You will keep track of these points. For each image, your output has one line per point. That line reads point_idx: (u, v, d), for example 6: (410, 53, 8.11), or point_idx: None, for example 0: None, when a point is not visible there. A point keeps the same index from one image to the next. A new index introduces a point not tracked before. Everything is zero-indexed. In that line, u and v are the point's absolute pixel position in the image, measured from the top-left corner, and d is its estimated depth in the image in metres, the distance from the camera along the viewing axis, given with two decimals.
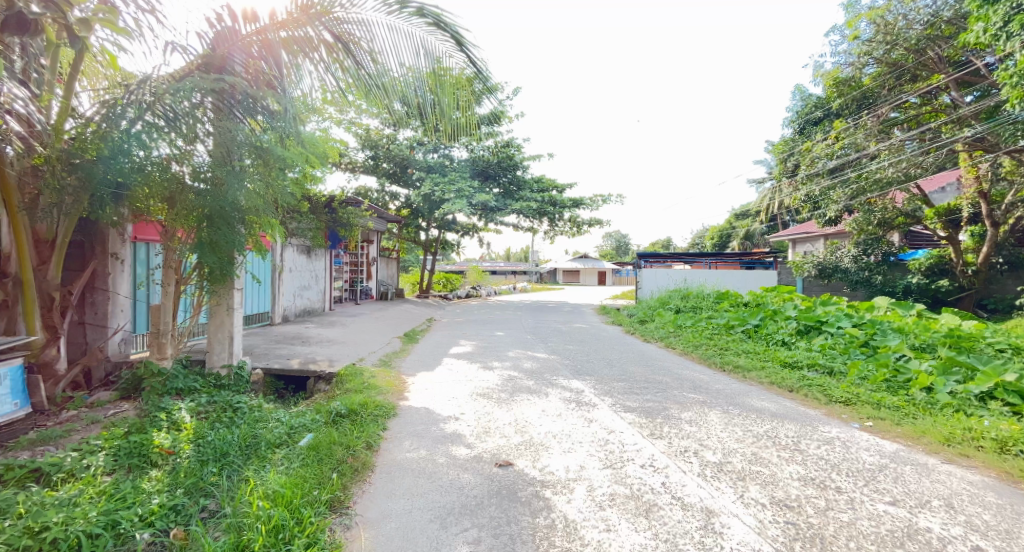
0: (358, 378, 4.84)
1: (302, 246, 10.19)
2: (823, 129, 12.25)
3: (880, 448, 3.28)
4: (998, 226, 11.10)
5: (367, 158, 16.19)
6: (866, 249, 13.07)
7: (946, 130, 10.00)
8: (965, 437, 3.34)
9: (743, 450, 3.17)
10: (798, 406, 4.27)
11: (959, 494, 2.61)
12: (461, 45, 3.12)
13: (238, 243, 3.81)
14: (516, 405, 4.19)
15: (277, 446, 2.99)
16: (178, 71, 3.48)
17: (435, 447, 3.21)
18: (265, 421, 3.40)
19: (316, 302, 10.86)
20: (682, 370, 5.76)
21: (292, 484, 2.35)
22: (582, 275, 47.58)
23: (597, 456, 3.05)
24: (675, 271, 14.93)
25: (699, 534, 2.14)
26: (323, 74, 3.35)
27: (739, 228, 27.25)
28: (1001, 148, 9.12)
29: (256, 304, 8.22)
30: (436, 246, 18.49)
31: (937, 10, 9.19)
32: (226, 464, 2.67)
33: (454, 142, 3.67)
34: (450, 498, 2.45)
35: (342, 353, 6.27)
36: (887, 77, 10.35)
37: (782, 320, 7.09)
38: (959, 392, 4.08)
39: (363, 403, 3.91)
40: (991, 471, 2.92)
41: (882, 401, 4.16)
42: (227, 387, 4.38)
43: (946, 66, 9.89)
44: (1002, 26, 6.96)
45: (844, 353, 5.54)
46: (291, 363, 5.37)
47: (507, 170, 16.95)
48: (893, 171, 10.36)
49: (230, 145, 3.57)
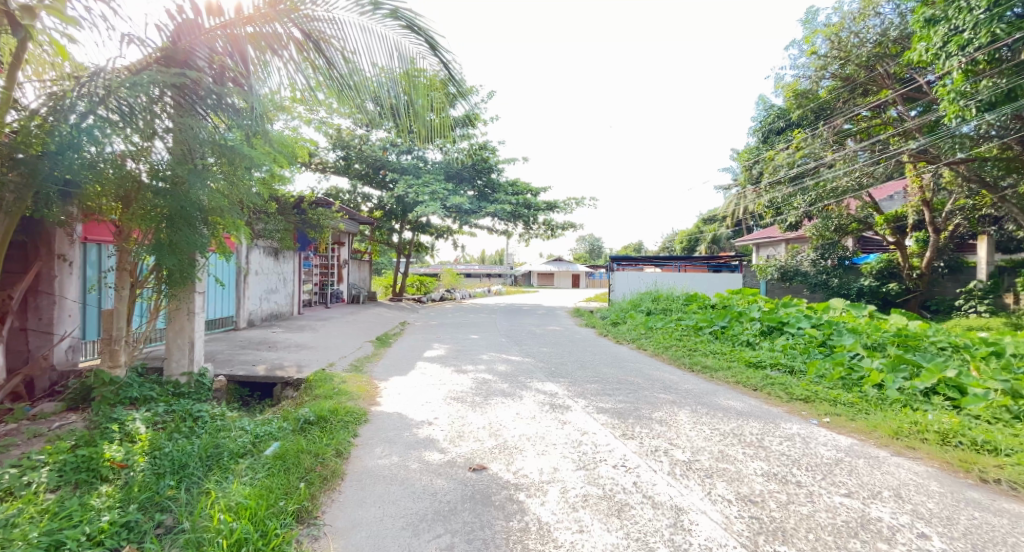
0: (328, 384, 4.72)
1: (269, 248, 9.87)
2: (785, 139, 13.06)
3: (837, 443, 3.44)
4: (939, 232, 12.02)
5: (338, 159, 15.89)
6: (824, 253, 13.75)
7: (894, 142, 10.65)
8: (911, 431, 3.54)
9: (710, 448, 3.27)
10: (762, 404, 4.44)
11: (905, 483, 2.77)
12: (435, 50, 3.12)
13: (201, 245, 3.64)
14: (489, 408, 4.19)
15: (241, 456, 2.88)
16: (135, 64, 3.28)
17: (407, 452, 3.16)
18: (228, 430, 3.26)
19: (284, 306, 10.53)
20: (654, 370, 5.92)
21: (257, 495, 2.27)
22: (556, 278, 48.07)
23: (571, 457, 3.08)
24: (647, 275, 15.21)
25: (668, 531, 2.19)
26: (292, 73, 3.26)
27: (706, 232, 28.26)
28: (942, 160, 9.76)
29: (219, 308, 7.90)
30: (409, 249, 18.28)
31: (885, 29, 9.80)
32: (185, 476, 2.55)
33: (428, 144, 3.63)
34: (423, 504, 2.42)
35: (311, 358, 6.09)
36: (841, 91, 10.97)
37: (747, 321, 7.38)
38: (907, 388, 4.34)
39: (333, 411, 3.80)
40: (935, 462, 3.12)
41: (837, 398, 4.38)
42: (186, 396, 4.17)
43: (893, 83, 10.50)
44: (942, 46, 7.45)
45: (804, 353, 5.81)
46: (257, 369, 5.18)
47: (481, 173, 16.95)
48: (848, 180, 10.89)
49: (192, 143, 3.42)
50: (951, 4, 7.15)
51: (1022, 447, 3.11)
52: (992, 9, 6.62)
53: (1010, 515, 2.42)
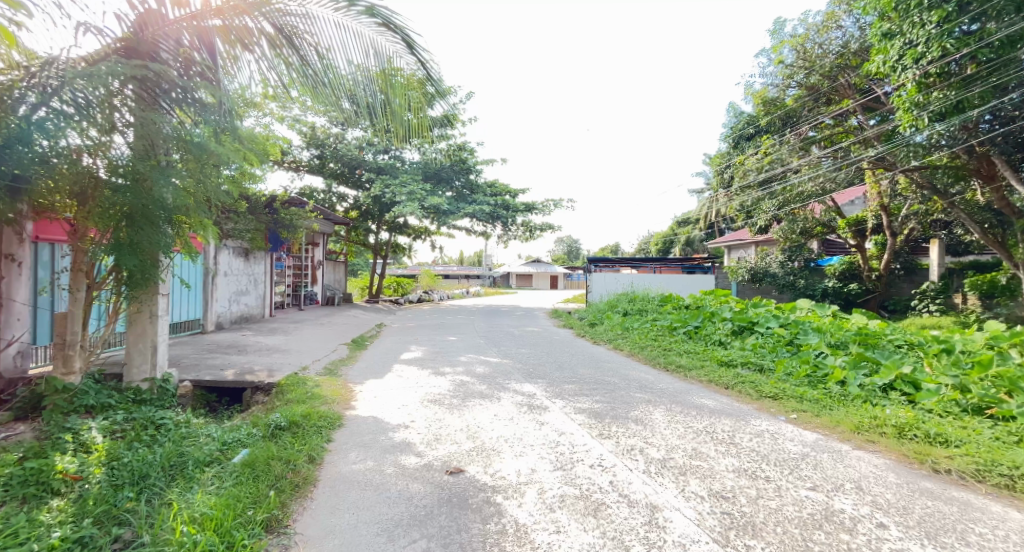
0: (300, 388, 4.59)
1: (238, 249, 9.55)
2: (754, 145, 13.49)
3: (803, 438, 3.57)
4: (895, 235, 12.67)
5: (313, 157, 15.59)
6: (791, 255, 14.34)
7: (855, 150, 11.08)
8: (871, 425, 3.69)
9: (684, 445, 3.33)
10: (733, 402, 4.56)
11: (866, 476, 2.88)
12: (412, 48, 3.08)
13: (165, 245, 3.47)
14: (468, 410, 4.16)
15: (207, 464, 2.76)
16: (93, 54, 3.13)
17: (384, 456, 3.10)
18: (193, 437, 3.13)
19: (254, 308, 10.21)
20: (629, 370, 6.00)
21: (223, 504, 2.18)
22: (535, 279, 48.29)
23: (548, 458, 3.08)
24: (623, 276, 15.40)
25: (643, 529, 2.21)
26: (264, 69, 3.18)
27: (680, 234, 28.98)
28: (898, 168, 10.24)
29: (185, 310, 7.60)
30: (386, 250, 18.01)
31: (846, 41, 10.24)
32: (145, 487, 2.43)
33: (406, 144, 3.57)
34: (398, 509, 2.37)
35: (283, 361, 5.91)
36: (806, 100, 11.42)
37: (719, 321, 7.58)
38: (867, 384, 4.54)
39: (305, 416, 3.70)
40: (892, 454, 3.26)
41: (804, 394, 4.54)
42: (149, 402, 3.98)
43: (854, 93, 10.98)
44: (898, 59, 7.81)
45: (773, 352, 6.00)
46: (225, 374, 5.00)
47: (460, 173, 16.86)
48: (813, 185, 11.54)
49: (155, 138, 3.24)
50: (906, 19, 7.53)
51: (970, 438, 3.29)
52: (942, 25, 7.05)
53: (961, 503, 2.55)
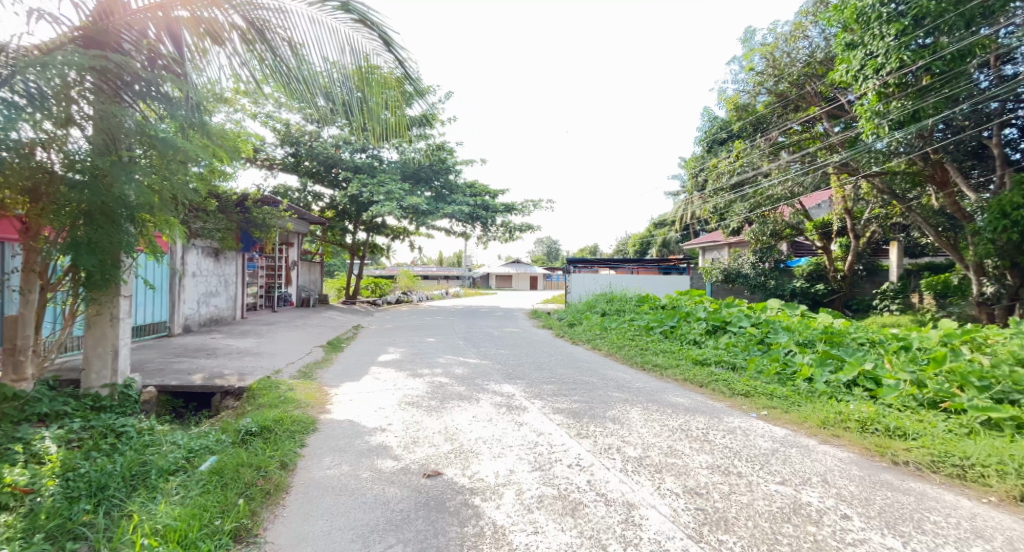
0: (273, 392, 4.47)
1: (207, 249, 9.24)
2: (727, 149, 13.83)
3: (773, 434, 3.66)
4: (859, 238, 13.21)
5: (287, 156, 15.28)
6: (762, 256, 14.72)
7: (821, 155, 11.43)
8: (836, 420, 3.82)
9: (660, 443, 3.38)
10: (707, 400, 4.65)
11: (831, 469, 2.98)
12: (389, 46, 3.02)
13: (127, 244, 3.34)
14: (445, 412, 4.11)
15: (172, 473, 2.65)
16: (48, 43, 2.96)
17: (359, 461, 3.04)
18: (156, 445, 3.00)
19: (225, 310, 9.90)
20: (607, 370, 6.04)
21: (189, 515, 2.10)
22: (514, 280, 48.41)
23: (526, 459, 3.07)
24: (602, 277, 15.53)
25: (620, 528, 2.22)
26: (235, 65, 3.11)
27: (657, 236, 29.53)
28: (861, 173, 10.64)
29: (149, 313, 7.31)
30: (364, 250, 17.75)
31: (812, 51, 10.60)
32: (103, 499, 2.31)
33: (383, 143, 3.52)
34: (374, 514, 2.33)
35: (255, 365, 5.75)
36: (776, 106, 11.77)
37: (694, 321, 7.73)
38: (833, 381, 4.70)
39: (278, 421, 3.60)
40: (855, 448, 3.38)
41: (774, 392, 4.67)
42: (109, 410, 3.80)
43: (819, 101, 11.36)
44: (860, 69, 8.15)
45: (745, 350, 6.15)
46: (193, 378, 4.82)
47: (439, 173, 16.75)
48: (782, 188, 11.95)
49: (117, 133, 3.11)
50: (867, 31, 7.89)
51: (926, 431, 3.44)
52: (900, 38, 7.39)
53: (917, 493, 2.66)
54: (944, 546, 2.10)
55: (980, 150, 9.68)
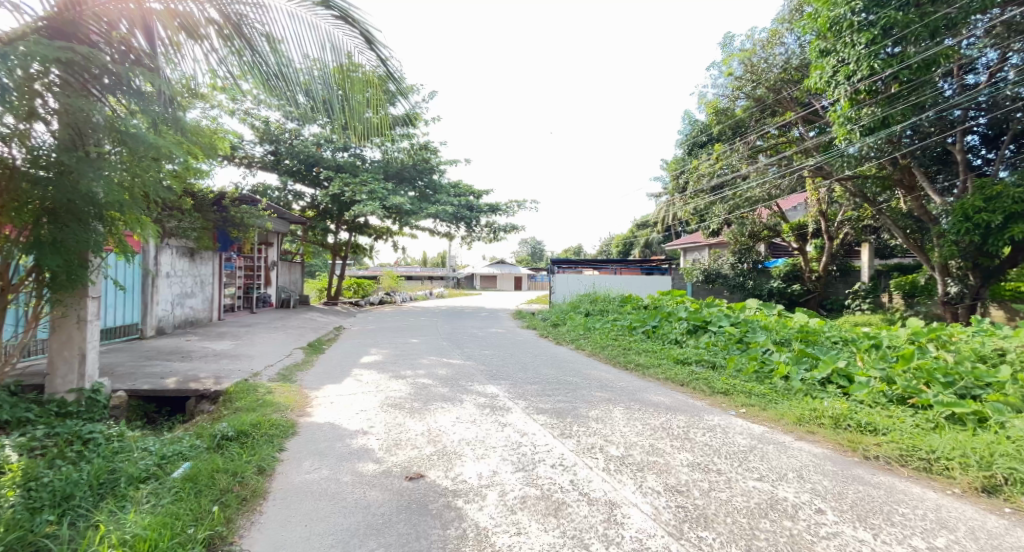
0: (251, 396, 4.37)
1: (182, 249, 8.99)
2: (707, 151, 14.06)
3: (751, 431, 3.73)
4: (833, 239, 13.58)
5: (267, 154, 14.99)
6: (741, 257, 15.01)
7: (797, 158, 11.82)
8: (811, 416, 3.91)
9: (642, 442, 3.41)
10: (687, 398, 4.72)
11: (806, 465, 3.05)
12: (371, 44, 3.02)
13: (95, 243, 3.25)
14: (428, 414, 4.08)
15: (143, 481, 2.56)
16: (8, 32, 2.80)
17: (339, 465, 2.98)
18: (127, 452, 2.90)
19: (200, 312, 9.65)
20: (590, 370, 6.06)
21: (159, 524, 2.02)
22: (499, 281, 48.41)
23: (510, 460, 3.06)
24: (586, 278, 15.63)
25: (602, 526, 2.23)
26: (212, 60, 3.03)
27: (640, 237, 29.92)
28: (834, 177, 10.94)
29: (120, 314, 7.08)
30: (346, 250, 17.52)
31: (788, 57, 10.87)
32: (68, 509, 2.22)
33: (365, 142, 3.46)
34: (354, 519, 2.29)
35: (232, 368, 5.61)
36: (753, 111, 11.97)
37: (675, 321, 7.83)
38: (808, 378, 4.80)
39: (255, 425, 3.52)
40: (829, 444, 3.46)
41: (752, 390, 4.76)
42: (75, 416, 3.66)
43: (795, 106, 11.60)
44: (832, 75, 8.40)
45: (724, 349, 6.25)
46: (166, 382, 4.68)
47: (423, 173, 16.63)
48: (760, 191, 12.18)
49: (83, 127, 2.97)
50: (839, 38, 8.12)
51: (895, 426, 3.54)
52: (870, 46, 7.63)
53: (887, 487, 2.74)
54: (912, 537, 2.16)
55: (945, 156, 10.07)
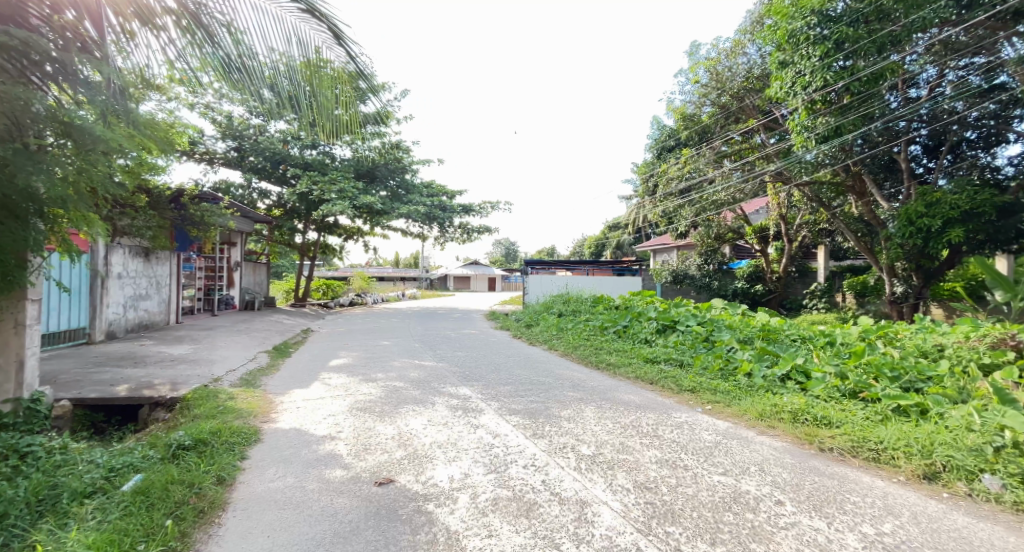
0: (210, 402, 4.18)
1: (136, 249, 8.53)
2: (675, 155, 14.42)
3: (716, 427, 3.83)
4: (792, 241, 14.15)
5: (230, 150, 14.44)
6: (707, 258, 15.57)
7: (759, 164, 12.22)
8: (772, 411, 4.04)
9: (612, 440, 3.45)
10: (656, 397, 4.81)
11: (768, 458, 3.15)
12: (340, 39, 2.90)
13: (34, 242, 3.02)
14: (399, 417, 4.00)
15: (88, 496, 2.40)
16: None
17: (305, 472, 2.88)
18: (71, 465, 2.72)
19: (155, 314, 9.18)
20: (562, 370, 6.10)
21: (105, 541, 1.90)
22: (473, 282, 48.24)
23: (482, 461, 3.04)
24: (559, 279, 15.77)
25: (573, 526, 2.23)
26: (167, 49, 2.90)
27: (612, 238, 30.46)
28: (793, 182, 11.41)
29: (64, 318, 6.66)
30: (314, 250, 17.09)
31: (750, 66, 11.28)
32: (1, 529, 2.05)
33: (334, 140, 3.36)
34: (321, 527, 2.22)
35: (189, 373, 5.35)
36: (718, 118, 12.31)
37: (645, 320, 7.98)
38: (769, 375, 4.98)
39: (215, 432, 3.37)
40: (787, 437, 3.59)
41: (717, 387, 4.88)
42: (12, 427, 3.39)
43: (757, 113, 12.02)
44: (791, 86, 8.76)
45: (691, 348, 6.41)
46: (116, 390, 4.42)
47: (394, 173, 16.38)
48: (725, 194, 12.66)
49: (21, 117, 2.75)
50: (796, 50, 8.46)
51: (848, 419, 3.70)
52: (824, 59, 7.99)
53: (840, 477, 2.86)
54: (862, 524, 2.26)
55: (891, 164, 10.67)
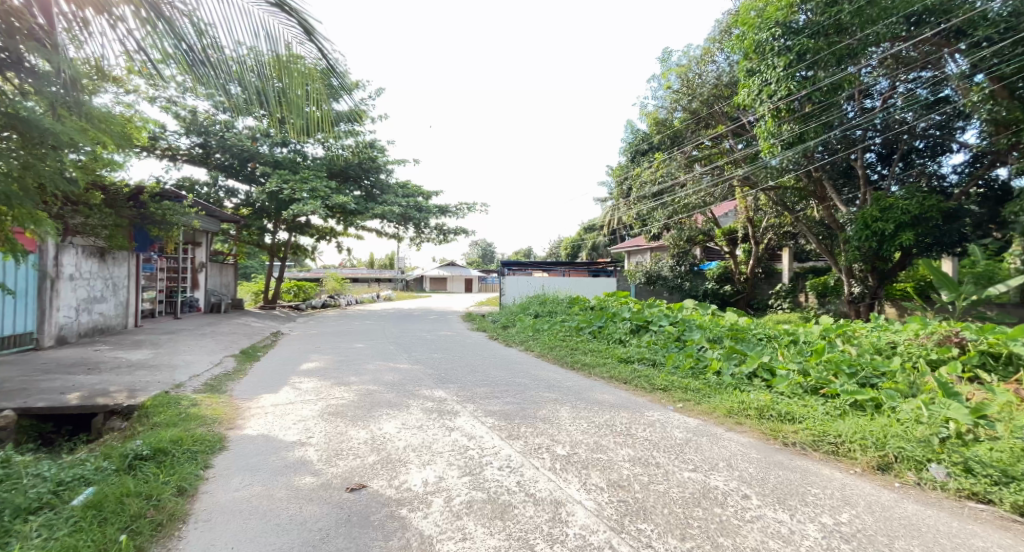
0: (171, 410, 4.00)
1: (91, 249, 8.11)
2: (648, 158, 14.70)
3: (686, 424, 3.91)
4: (759, 243, 14.61)
5: (194, 146, 13.91)
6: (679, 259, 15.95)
7: (728, 169, 12.56)
8: (739, 408, 4.15)
9: (587, 440, 3.47)
10: (630, 396, 4.88)
11: (735, 454, 3.23)
12: (311, 35, 2.78)
13: None
14: (372, 421, 3.92)
15: (33, 512, 2.26)
16: None
17: (273, 480, 2.79)
18: (14, 479, 2.55)
19: (112, 318, 8.74)
20: (538, 370, 6.12)
21: None
22: (449, 283, 47.98)
23: (456, 464, 3.01)
24: (535, 280, 15.85)
25: (547, 526, 2.23)
26: (124, 40, 2.78)
27: (587, 240, 30.81)
28: (759, 187, 11.78)
29: (8, 323, 6.26)
30: (285, 251, 16.65)
31: (719, 74, 11.60)
32: None
33: (306, 138, 3.23)
34: (288, 537, 2.15)
35: (149, 379, 5.12)
36: (689, 123, 12.60)
37: (619, 321, 8.08)
38: (736, 373, 5.12)
39: (176, 441, 3.23)
40: (754, 433, 3.69)
41: (688, 385, 4.99)
42: None
43: (725, 120, 12.33)
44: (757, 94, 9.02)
45: (664, 348, 6.53)
46: (67, 398, 4.18)
47: (369, 172, 16.12)
48: (695, 198, 12.95)
49: None
50: (763, 60, 8.74)
51: (810, 414, 3.84)
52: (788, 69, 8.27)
53: (801, 470, 2.96)
54: (822, 515, 2.34)
55: (850, 170, 11.15)
